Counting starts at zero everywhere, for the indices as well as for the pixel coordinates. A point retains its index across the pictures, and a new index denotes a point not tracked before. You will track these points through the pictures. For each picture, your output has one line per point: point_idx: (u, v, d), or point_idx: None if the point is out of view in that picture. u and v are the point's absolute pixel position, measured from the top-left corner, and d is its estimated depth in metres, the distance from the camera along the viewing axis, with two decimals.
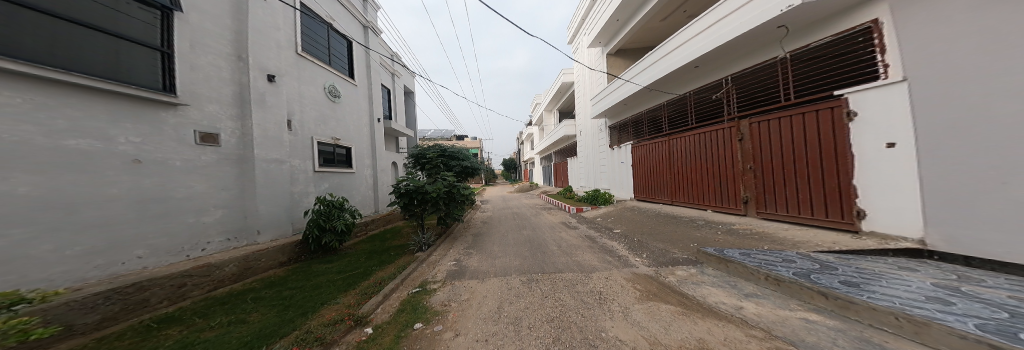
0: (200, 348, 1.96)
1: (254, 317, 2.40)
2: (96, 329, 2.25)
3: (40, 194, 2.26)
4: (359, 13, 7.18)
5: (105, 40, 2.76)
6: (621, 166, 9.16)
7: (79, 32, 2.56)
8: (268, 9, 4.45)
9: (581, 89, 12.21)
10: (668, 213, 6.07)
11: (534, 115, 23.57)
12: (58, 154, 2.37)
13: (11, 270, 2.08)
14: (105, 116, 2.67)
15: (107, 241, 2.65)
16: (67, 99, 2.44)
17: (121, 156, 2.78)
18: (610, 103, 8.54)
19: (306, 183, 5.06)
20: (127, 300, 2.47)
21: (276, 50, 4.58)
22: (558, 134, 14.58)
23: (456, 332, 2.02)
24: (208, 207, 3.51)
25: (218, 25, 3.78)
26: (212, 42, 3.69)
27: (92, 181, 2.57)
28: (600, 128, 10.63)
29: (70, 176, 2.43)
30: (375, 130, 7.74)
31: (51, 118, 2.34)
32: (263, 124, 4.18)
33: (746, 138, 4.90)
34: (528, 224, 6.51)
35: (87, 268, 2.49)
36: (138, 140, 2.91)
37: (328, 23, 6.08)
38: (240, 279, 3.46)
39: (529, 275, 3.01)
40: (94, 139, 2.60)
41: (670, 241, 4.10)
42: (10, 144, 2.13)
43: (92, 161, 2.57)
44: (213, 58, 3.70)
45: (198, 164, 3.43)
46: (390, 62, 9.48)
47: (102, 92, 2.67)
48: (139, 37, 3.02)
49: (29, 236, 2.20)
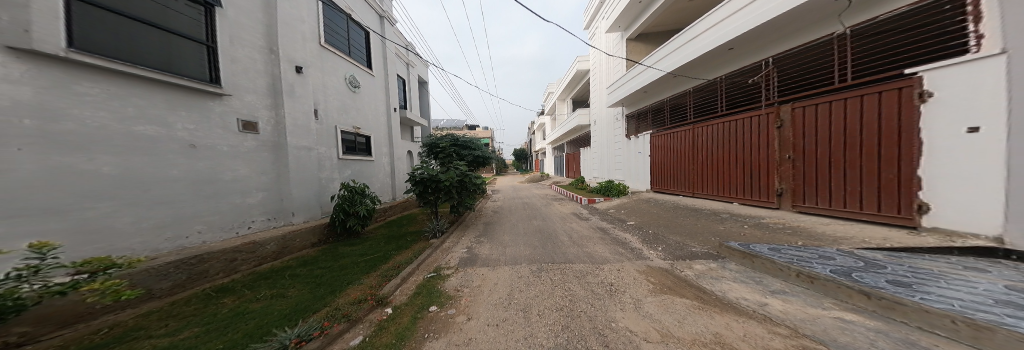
0: (249, 317, 2.26)
1: (291, 292, 2.68)
2: (169, 293, 2.67)
3: (118, 173, 2.68)
4: (375, 4, 7.44)
5: (159, 36, 3.14)
6: (639, 158, 8.78)
7: (139, 31, 2.95)
8: (293, 2, 4.74)
9: (597, 76, 11.80)
10: (689, 205, 5.79)
11: (548, 106, 23.18)
12: (130, 139, 2.78)
13: (99, 237, 2.51)
14: (164, 105, 3.07)
15: (173, 217, 3.08)
16: (133, 90, 2.82)
17: (178, 141, 3.17)
18: (629, 91, 8.15)
19: (332, 170, 5.42)
20: (191, 270, 2.87)
21: (302, 43, 4.88)
22: (572, 124, 14.25)
23: (468, 317, 2.13)
24: (250, 189, 3.91)
25: (250, 19, 4.12)
26: (246, 36, 4.05)
27: (159, 163, 2.99)
28: (616, 118, 10.27)
29: (140, 157, 2.84)
30: (391, 120, 8.09)
31: (122, 105, 2.73)
32: (293, 113, 4.55)
33: (786, 125, 4.47)
34: (539, 214, 6.53)
35: (159, 240, 2.93)
36: (191, 127, 3.30)
37: (347, 16, 6.39)
38: (279, 257, 3.86)
39: (538, 265, 3.03)
40: (157, 126, 2.99)
41: (689, 234, 3.90)
42: (94, 128, 2.52)
43: (157, 145, 2.98)
44: (248, 52, 4.06)
45: (241, 150, 3.82)
46: (404, 53, 9.79)
47: (161, 85, 3.06)
48: (186, 32, 3.39)
49: (114, 209, 2.62)
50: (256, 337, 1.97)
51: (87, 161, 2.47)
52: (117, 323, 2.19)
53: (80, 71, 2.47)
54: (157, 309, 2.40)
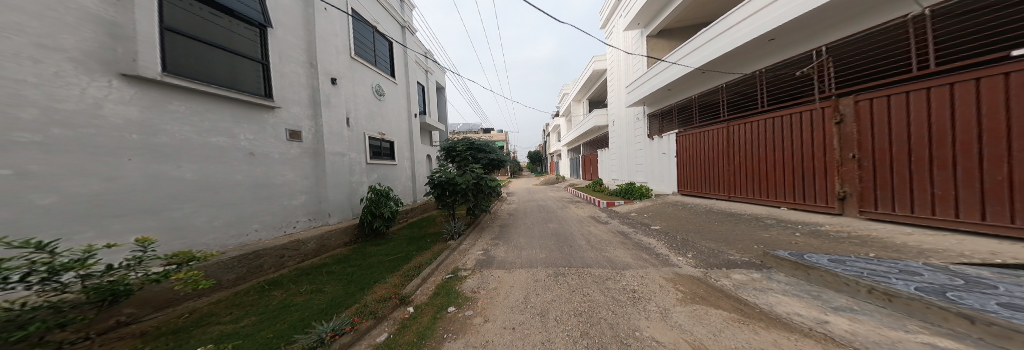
0: (295, 309, 2.54)
1: (328, 288, 2.94)
2: (234, 284, 3.11)
3: (195, 178, 3.11)
4: (397, 14, 7.98)
5: (226, 57, 3.62)
6: (663, 158, 8.27)
7: (210, 54, 3.45)
8: (327, 17, 5.17)
9: (614, 76, 11.58)
10: (726, 209, 5.26)
11: (563, 106, 22.89)
12: (206, 149, 3.23)
13: (183, 232, 2.99)
14: (231, 118, 3.52)
15: (237, 217, 3.52)
16: (209, 107, 3.30)
17: (241, 150, 3.62)
18: (650, 90, 7.81)
19: (362, 174, 5.83)
20: (251, 264, 3.31)
21: (335, 56, 5.30)
22: (588, 125, 13.95)
23: (486, 318, 2.15)
24: (296, 192, 4.39)
25: (294, 37, 4.58)
26: (292, 53, 4.51)
27: (226, 169, 3.42)
28: (635, 117, 9.80)
29: (213, 163, 3.28)
30: (412, 125, 8.58)
31: (200, 120, 3.20)
32: (330, 122, 5.01)
33: (846, 119, 3.90)
34: (554, 216, 6.42)
35: (226, 237, 3.40)
36: (251, 138, 3.76)
37: (374, 28, 6.93)
38: (319, 254, 4.28)
39: (555, 268, 2.95)
40: (224, 136, 3.43)
41: (726, 241, 3.50)
42: (179, 140, 2.99)
43: (225, 153, 3.43)
44: (294, 67, 4.52)
45: (289, 156, 4.31)
46: (423, 61, 10.38)
47: (230, 101, 3.53)
48: (245, 52, 3.87)
49: (192, 209, 3.07)
50: (299, 329, 2.19)
51: (173, 168, 2.93)
52: (195, 309, 2.61)
53: (169, 92, 2.94)
54: (226, 297, 2.83)
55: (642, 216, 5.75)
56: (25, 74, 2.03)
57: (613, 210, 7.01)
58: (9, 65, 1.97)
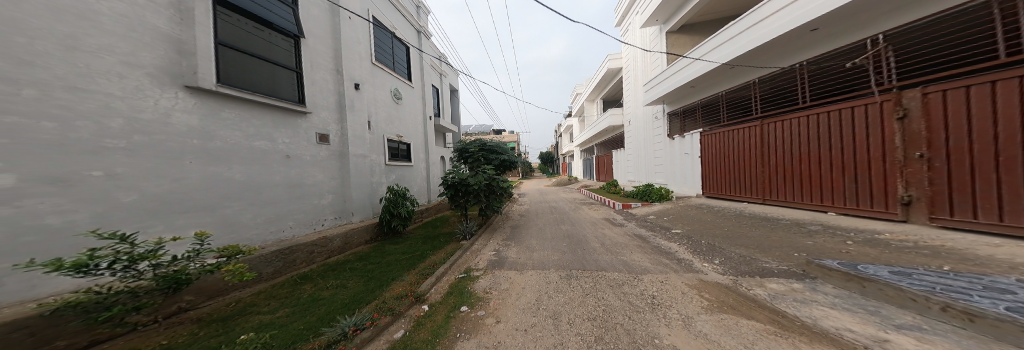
0: (322, 302, 2.73)
1: (351, 284, 3.12)
2: (271, 277, 3.41)
3: (242, 178, 3.43)
4: (414, 20, 8.31)
5: (266, 67, 3.94)
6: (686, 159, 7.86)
7: (253, 64, 3.76)
8: (352, 26, 5.38)
9: (631, 75, 11.28)
10: (759, 213, 4.83)
11: (577, 107, 22.53)
12: (251, 152, 3.55)
13: (232, 229, 3.31)
14: (271, 123, 3.85)
15: (275, 214, 3.84)
16: (254, 114, 3.63)
17: (278, 152, 3.94)
18: (671, 87, 7.46)
19: (381, 175, 6.11)
20: (285, 258, 3.61)
21: (359, 62, 5.55)
22: (603, 125, 13.64)
23: (498, 319, 2.14)
24: (324, 192, 4.69)
25: (324, 45, 4.86)
26: (321, 60, 4.78)
27: (265, 171, 3.74)
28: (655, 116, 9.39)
29: (256, 165, 3.60)
30: (427, 127, 8.85)
31: (246, 126, 3.52)
32: (354, 125, 5.28)
33: (910, 114, 3.42)
34: (566, 218, 6.32)
35: (266, 232, 3.71)
36: (287, 141, 4.08)
37: (394, 35, 7.27)
38: (343, 251, 4.56)
39: (568, 271, 2.87)
40: (265, 140, 3.75)
41: (760, 248, 3.17)
42: (229, 144, 3.31)
43: (265, 155, 3.75)
44: (323, 74, 4.79)
45: (319, 158, 4.63)
46: (438, 64, 10.73)
47: (271, 108, 3.86)
48: (282, 61, 4.17)
49: (238, 207, 3.38)
50: (325, 322, 2.35)
51: (224, 169, 3.24)
52: (239, 299, 2.90)
53: (221, 100, 3.25)
54: (264, 289, 3.11)
55: (662, 219, 5.42)
56: (113, 88, 2.37)
57: (631, 212, 6.69)
58: (102, 81, 2.31)
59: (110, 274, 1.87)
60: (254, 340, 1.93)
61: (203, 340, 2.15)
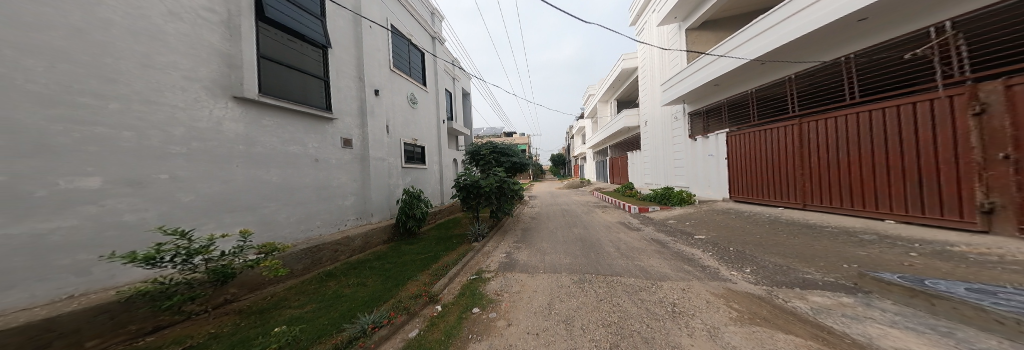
0: (344, 299, 2.88)
1: (370, 282, 3.27)
2: (301, 274, 3.68)
3: (277, 180, 3.78)
4: (427, 26, 8.64)
5: (299, 77, 4.31)
6: (710, 161, 7.57)
7: (288, 74, 4.13)
8: (372, 34, 5.75)
9: (647, 74, 10.99)
10: (800, 220, 4.39)
11: (590, 108, 22.09)
12: (285, 156, 3.91)
13: (269, 227, 3.63)
14: (302, 130, 4.22)
15: (304, 214, 4.16)
16: (289, 122, 4.01)
17: (308, 157, 4.29)
18: (692, 86, 7.17)
19: (397, 177, 6.38)
20: (313, 256, 3.88)
21: (378, 69, 5.90)
22: (619, 126, 13.31)
23: (509, 322, 2.12)
24: (347, 194, 4.99)
25: (348, 54, 5.21)
26: (346, 69, 5.13)
27: (297, 173, 4.08)
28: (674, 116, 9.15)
29: (289, 169, 3.96)
30: (440, 130, 9.11)
31: (281, 132, 3.89)
32: (373, 130, 5.59)
33: (988, 109, 3.01)
34: (578, 220, 6.18)
35: (297, 231, 4.02)
36: (316, 145, 4.45)
37: (409, 40, 7.57)
38: (364, 250, 4.80)
39: (581, 275, 2.77)
40: (297, 145, 4.11)
41: (801, 257, 2.83)
42: (267, 149, 3.67)
43: (297, 159, 4.11)
44: (347, 82, 5.14)
45: (343, 162, 4.96)
46: (451, 68, 11.03)
47: (302, 116, 4.23)
48: (312, 70, 4.53)
49: (274, 206, 3.72)
50: (346, 318, 2.48)
51: (263, 172, 3.59)
52: (273, 293, 3.16)
53: (261, 109, 3.63)
54: (294, 285, 3.36)
55: (686, 223, 5.09)
56: (177, 101, 2.75)
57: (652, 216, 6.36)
58: (169, 95, 2.69)
59: (173, 266, 2.16)
60: (284, 335, 2.09)
61: (242, 330, 2.36)
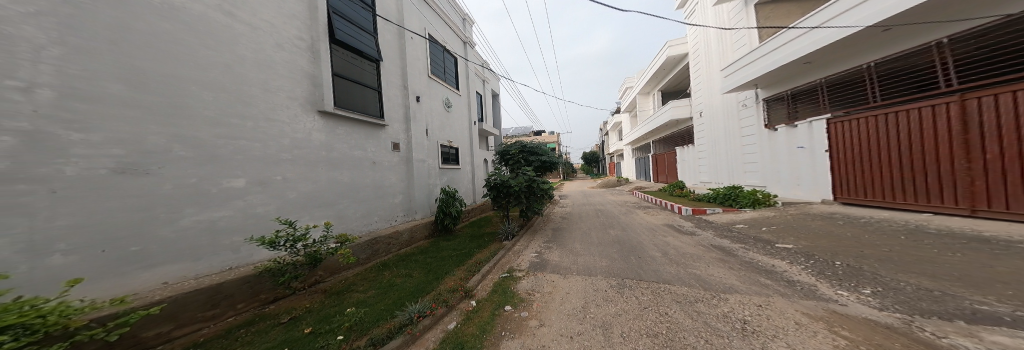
0: (395, 289, 3.24)
1: (415, 273, 3.63)
2: (365, 262, 4.29)
3: (346, 180, 4.52)
4: (458, 31, 9.08)
5: (359, 89, 5.00)
6: (799, 153, 6.45)
7: (351, 86, 4.82)
8: (411, 44, 6.40)
9: (704, 58, 9.88)
10: (972, 234, 3.16)
11: (627, 102, 20.20)
12: (351, 160, 4.64)
13: (340, 219, 4.33)
14: (363, 137, 4.95)
15: (365, 210, 4.83)
16: (354, 130, 4.74)
17: (366, 160, 5.00)
18: (771, 66, 6.18)
19: (433, 177, 6.89)
20: (373, 246, 4.49)
21: (417, 77, 6.54)
22: (664, 117, 12.18)
23: (540, 322, 2.03)
24: (395, 192, 5.60)
25: (393, 65, 5.88)
26: (392, 79, 5.79)
27: (359, 174, 4.78)
28: (745, 104, 8.13)
29: (355, 171, 4.70)
30: (472, 131, 9.47)
31: (349, 139, 4.62)
32: (414, 133, 6.21)
33: None
34: (619, 222, 5.70)
35: (360, 224, 4.70)
36: (373, 149, 5.14)
37: (443, 47, 8.10)
38: (410, 244, 5.35)
39: (621, 280, 2.51)
40: (360, 150, 4.85)
41: (963, 282, 1.94)
42: (338, 153, 4.41)
43: (359, 162, 4.83)
44: (393, 91, 5.80)
45: (392, 163, 5.63)
46: (481, 70, 11.35)
47: (364, 125, 4.98)
48: (366, 82, 5.17)
49: (346, 202, 4.45)
50: (397, 306, 2.77)
51: (335, 173, 4.33)
52: (345, 278, 3.75)
53: (334, 120, 4.38)
54: (360, 272, 3.96)
55: (767, 232, 4.07)
56: (281, 116, 3.55)
57: (722, 221, 5.23)
58: (276, 111, 3.48)
59: (285, 249, 2.96)
60: (351, 324, 2.41)
61: (326, 308, 2.87)
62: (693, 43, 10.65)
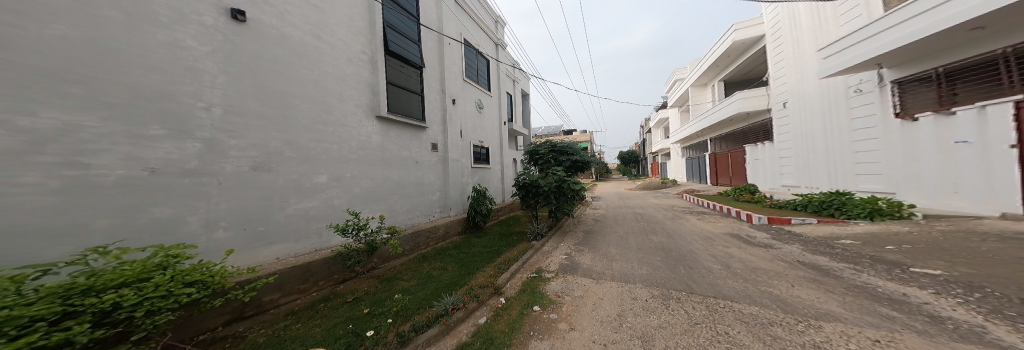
0: (432, 280, 3.43)
1: (448, 267, 3.84)
2: (408, 254, 4.69)
3: (396, 178, 4.96)
4: (492, 33, 9.26)
5: (406, 95, 5.40)
6: (959, 150, 4.61)
7: (400, 93, 5.24)
8: (449, 49, 6.67)
9: (801, 35, 7.85)
10: None
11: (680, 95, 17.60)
12: (400, 160, 5.09)
13: (390, 212, 4.80)
14: (410, 138, 5.36)
15: (409, 205, 5.25)
16: (403, 133, 5.19)
17: (411, 159, 5.37)
18: (918, 36, 4.48)
19: (466, 176, 7.10)
20: (416, 239, 4.89)
21: (453, 80, 6.78)
22: (730, 110, 10.35)
23: (571, 326, 2.01)
24: (433, 190, 5.93)
25: (434, 70, 6.20)
26: (433, 84, 6.12)
27: (406, 173, 5.22)
28: (857, 89, 6.28)
29: (404, 170, 5.16)
30: (503, 131, 9.54)
31: (399, 141, 5.08)
32: (451, 135, 6.52)
33: None
34: (675, 234, 5.04)
35: (405, 218, 5.12)
36: (416, 150, 5.52)
37: (477, 50, 8.36)
38: (446, 239, 5.65)
39: (661, 291, 2.55)
40: (409, 152, 5.31)
41: None
42: (390, 154, 4.87)
43: (407, 162, 5.27)
44: (433, 95, 6.09)
45: (432, 163, 6.00)
46: (512, 71, 11.45)
47: (412, 128, 5.41)
48: (412, 87, 5.54)
49: (395, 197, 4.92)
50: (435, 296, 2.94)
51: (388, 171, 4.80)
52: (392, 267, 4.12)
53: (388, 124, 4.86)
54: (406, 262, 4.32)
55: (905, 262, 2.96)
56: (344, 120, 4.08)
57: (827, 241, 4.02)
58: (338, 116, 4.00)
59: (353, 236, 3.51)
60: (398, 307, 2.67)
61: (377, 292, 3.21)
62: (782, 18, 8.58)
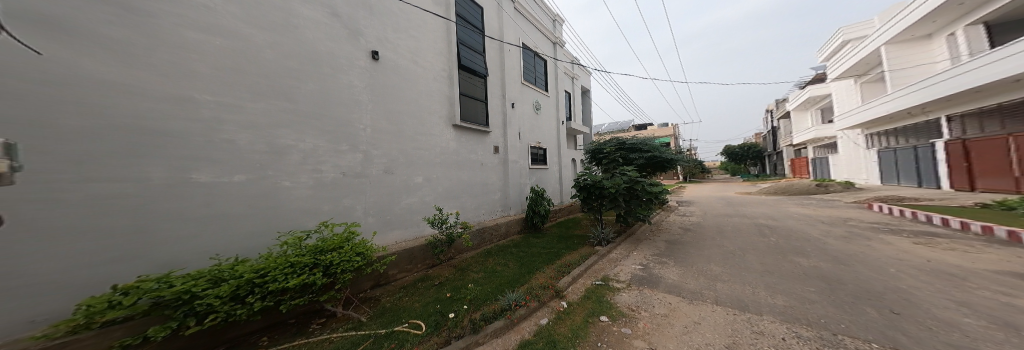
0: (494, 275, 3.48)
1: (508, 264, 3.87)
2: (477, 248, 5.04)
3: (467, 178, 5.53)
4: (548, 32, 9.13)
5: (474, 103, 6.00)
6: None
7: (470, 102, 5.89)
8: (508, 55, 6.95)
9: None
10: None
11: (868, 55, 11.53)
12: (470, 162, 5.65)
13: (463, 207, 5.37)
14: (478, 143, 5.89)
15: (477, 202, 5.73)
16: (473, 138, 5.77)
17: (477, 161, 5.85)
18: None
19: (524, 177, 7.15)
20: (484, 235, 5.20)
21: (512, 84, 7.00)
22: None
23: (650, 345, 1.63)
24: (494, 190, 6.22)
25: (496, 77, 6.59)
26: (496, 90, 6.50)
27: (474, 174, 5.73)
28: None
29: (472, 172, 5.69)
30: (560, 131, 9.20)
31: (470, 145, 5.67)
32: (511, 137, 6.74)
33: None
34: (854, 260, 3.18)
35: (473, 214, 5.62)
36: (482, 153, 5.98)
37: (534, 52, 8.36)
38: (507, 237, 5.80)
39: (791, 328, 1.74)
40: (478, 155, 5.85)
41: None
42: (463, 157, 5.48)
43: (476, 164, 5.80)
44: (496, 100, 6.45)
45: (495, 164, 6.36)
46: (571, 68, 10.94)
47: (479, 134, 5.94)
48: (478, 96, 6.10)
49: (467, 195, 5.48)
50: (501, 288, 2.96)
51: (461, 171, 5.41)
52: (465, 259, 4.52)
53: (461, 131, 5.52)
54: (479, 255, 4.62)
55: None
56: (433, 129, 4.90)
57: None
58: (429, 127, 4.81)
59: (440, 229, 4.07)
60: (470, 295, 2.84)
61: (455, 279, 3.54)
62: None
